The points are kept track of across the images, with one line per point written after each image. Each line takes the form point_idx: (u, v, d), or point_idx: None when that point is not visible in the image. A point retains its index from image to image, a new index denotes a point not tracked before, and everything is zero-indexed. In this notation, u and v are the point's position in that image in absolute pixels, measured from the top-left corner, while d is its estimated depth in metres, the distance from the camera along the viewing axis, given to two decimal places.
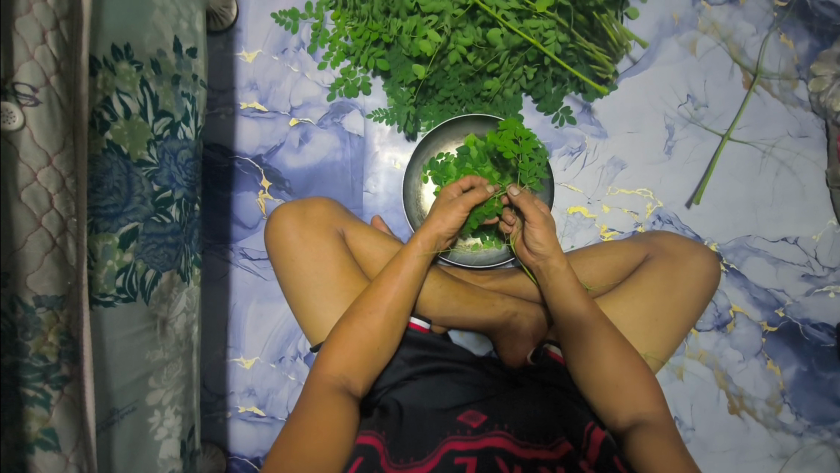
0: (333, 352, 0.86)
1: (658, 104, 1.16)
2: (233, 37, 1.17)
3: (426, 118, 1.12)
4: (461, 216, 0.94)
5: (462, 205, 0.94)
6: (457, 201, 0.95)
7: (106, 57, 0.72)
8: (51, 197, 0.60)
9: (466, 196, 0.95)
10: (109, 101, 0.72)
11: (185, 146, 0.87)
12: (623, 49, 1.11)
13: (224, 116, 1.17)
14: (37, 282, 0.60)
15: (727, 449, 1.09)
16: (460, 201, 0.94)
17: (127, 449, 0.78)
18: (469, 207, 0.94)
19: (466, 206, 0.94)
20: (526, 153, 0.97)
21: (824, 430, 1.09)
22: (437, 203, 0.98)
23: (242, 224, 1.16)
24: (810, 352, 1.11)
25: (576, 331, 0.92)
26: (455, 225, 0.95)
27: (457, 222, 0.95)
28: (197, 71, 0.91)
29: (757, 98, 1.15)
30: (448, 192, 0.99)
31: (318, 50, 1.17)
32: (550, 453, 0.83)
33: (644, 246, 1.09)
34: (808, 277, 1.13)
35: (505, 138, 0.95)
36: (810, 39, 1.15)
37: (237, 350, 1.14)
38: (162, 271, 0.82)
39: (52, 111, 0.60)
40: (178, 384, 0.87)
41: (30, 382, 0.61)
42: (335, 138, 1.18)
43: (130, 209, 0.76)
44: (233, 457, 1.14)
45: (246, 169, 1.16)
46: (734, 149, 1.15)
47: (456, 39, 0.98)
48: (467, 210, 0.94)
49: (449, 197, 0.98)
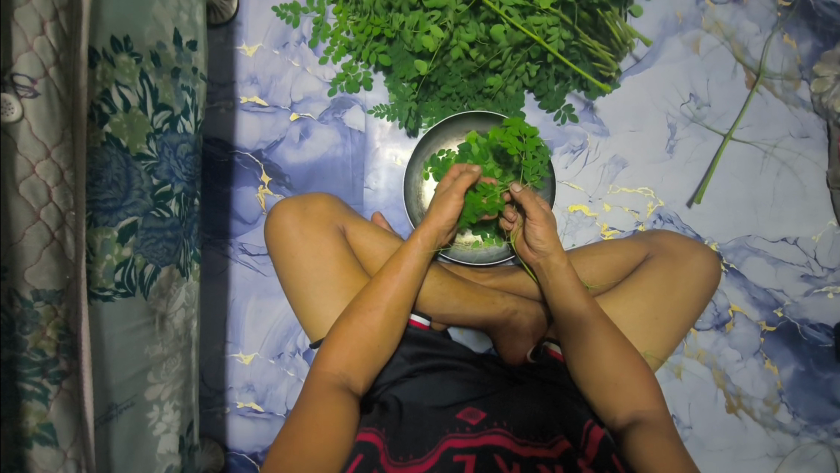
0: (333, 349, 0.86)
1: (660, 103, 1.15)
2: (233, 30, 1.16)
3: (427, 114, 1.11)
4: (457, 206, 0.93)
5: (456, 196, 0.93)
6: (449, 193, 0.94)
7: (105, 49, 0.71)
8: (50, 190, 0.60)
9: (456, 183, 0.93)
10: (108, 94, 0.71)
11: (185, 140, 0.86)
12: (626, 47, 1.11)
13: (224, 110, 1.16)
14: (36, 276, 0.59)
15: (724, 448, 1.10)
16: (452, 190, 0.93)
17: (126, 444, 0.78)
18: (462, 195, 0.93)
19: (460, 194, 0.93)
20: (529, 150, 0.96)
21: (821, 430, 1.10)
22: (434, 198, 0.98)
23: (242, 219, 1.15)
24: (808, 352, 1.11)
25: (576, 328, 0.92)
26: (453, 217, 0.93)
27: (455, 214, 0.94)
28: (198, 64, 0.90)
29: (760, 98, 1.15)
30: (442, 185, 0.98)
31: (320, 44, 1.16)
32: (549, 451, 0.84)
33: (644, 245, 1.09)
34: (807, 277, 1.13)
35: (510, 136, 0.95)
36: (813, 39, 1.15)
37: (236, 345, 1.14)
38: (161, 266, 0.82)
39: (51, 103, 0.59)
40: (177, 379, 0.87)
41: (28, 377, 0.60)
42: (335, 133, 1.17)
43: (130, 203, 0.75)
44: (232, 452, 1.14)
45: (246, 164, 1.16)
46: (735, 149, 1.15)
47: (458, 35, 0.98)
48: (461, 198, 0.93)
49: (444, 189, 0.97)
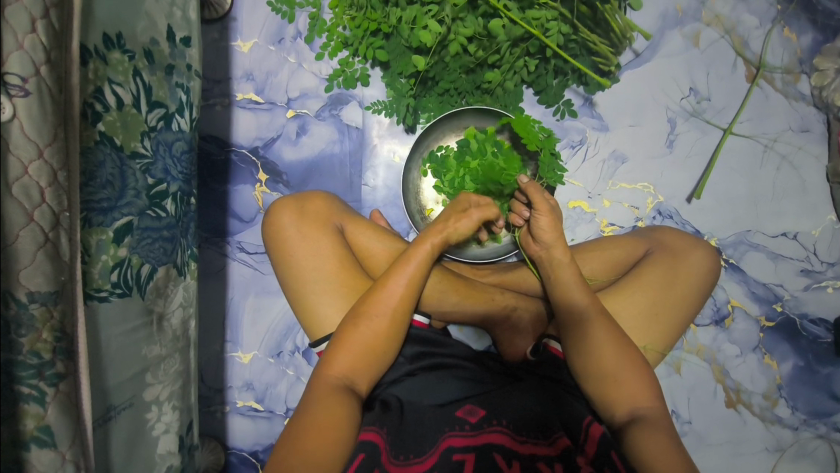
0: (337, 353, 0.85)
1: (661, 97, 1.14)
2: (228, 26, 1.15)
3: (425, 110, 1.10)
4: (472, 228, 0.96)
5: (475, 216, 0.97)
6: (471, 212, 0.97)
7: (97, 46, 0.69)
8: (43, 190, 0.59)
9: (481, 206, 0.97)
10: (101, 92, 0.70)
11: (180, 139, 0.85)
12: (625, 41, 1.10)
13: (220, 107, 1.15)
14: (31, 278, 0.59)
15: (723, 443, 1.10)
16: (475, 211, 0.96)
17: (125, 445, 0.77)
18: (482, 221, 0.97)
19: (481, 216, 0.97)
20: (546, 149, 1.00)
21: (820, 424, 1.10)
22: (450, 207, 0.99)
23: (240, 217, 1.14)
24: (807, 346, 1.11)
25: (576, 323, 0.91)
26: (466, 235, 0.96)
27: (468, 228, 0.96)
28: (192, 61, 0.89)
29: (760, 92, 1.14)
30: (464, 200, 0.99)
31: (317, 40, 1.15)
32: (549, 448, 0.83)
33: (644, 241, 1.09)
34: (807, 272, 1.13)
35: (531, 134, 0.97)
36: (813, 33, 1.14)
37: (235, 344, 1.13)
38: (158, 266, 0.81)
39: (43, 103, 0.58)
40: (175, 379, 0.86)
41: (25, 380, 0.59)
42: (333, 131, 1.16)
43: (124, 202, 0.74)
44: (232, 451, 1.13)
45: (242, 162, 1.15)
46: (736, 144, 1.15)
47: (456, 30, 0.97)
48: (481, 220, 0.97)
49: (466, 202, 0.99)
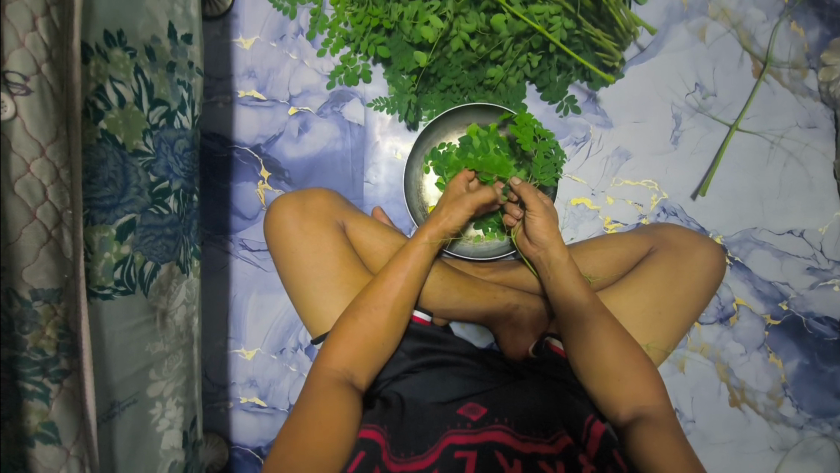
0: (338, 346, 0.85)
1: (666, 93, 1.13)
2: (230, 23, 1.15)
3: (427, 107, 1.10)
4: (467, 212, 0.94)
5: (468, 204, 0.94)
6: (464, 199, 0.94)
7: (98, 44, 0.69)
8: (46, 188, 0.59)
9: (474, 193, 0.94)
10: (103, 89, 0.70)
11: (182, 136, 0.85)
12: (630, 35, 1.09)
13: (222, 105, 1.15)
14: (34, 275, 0.59)
15: (728, 441, 1.09)
16: (468, 197, 0.94)
17: (128, 442, 0.78)
18: (475, 206, 0.94)
19: (473, 204, 0.94)
20: (541, 150, 0.98)
21: (825, 423, 1.09)
22: (444, 198, 0.98)
23: (242, 215, 1.14)
24: (813, 344, 1.10)
25: (576, 320, 0.91)
26: (461, 221, 0.94)
27: (463, 221, 0.94)
28: (194, 58, 0.89)
29: (767, 87, 1.13)
30: (456, 186, 0.98)
31: (318, 36, 1.14)
32: (550, 446, 0.83)
33: (648, 239, 1.08)
34: (813, 270, 1.12)
35: (524, 133, 0.95)
36: (821, 27, 1.12)
37: (238, 341, 1.14)
38: (161, 263, 0.81)
39: (44, 101, 0.58)
40: (179, 376, 0.87)
41: (29, 376, 0.60)
42: (335, 128, 1.16)
43: (127, 200, 0.74)
44: (235, 447, 1.14)
45: (245, 159, 1.15)
46: (742, 140, 1.13)
47: (458, 25, 0.97)
48: (473, 208, 0.94)
49: (457, 191, 0.97)
